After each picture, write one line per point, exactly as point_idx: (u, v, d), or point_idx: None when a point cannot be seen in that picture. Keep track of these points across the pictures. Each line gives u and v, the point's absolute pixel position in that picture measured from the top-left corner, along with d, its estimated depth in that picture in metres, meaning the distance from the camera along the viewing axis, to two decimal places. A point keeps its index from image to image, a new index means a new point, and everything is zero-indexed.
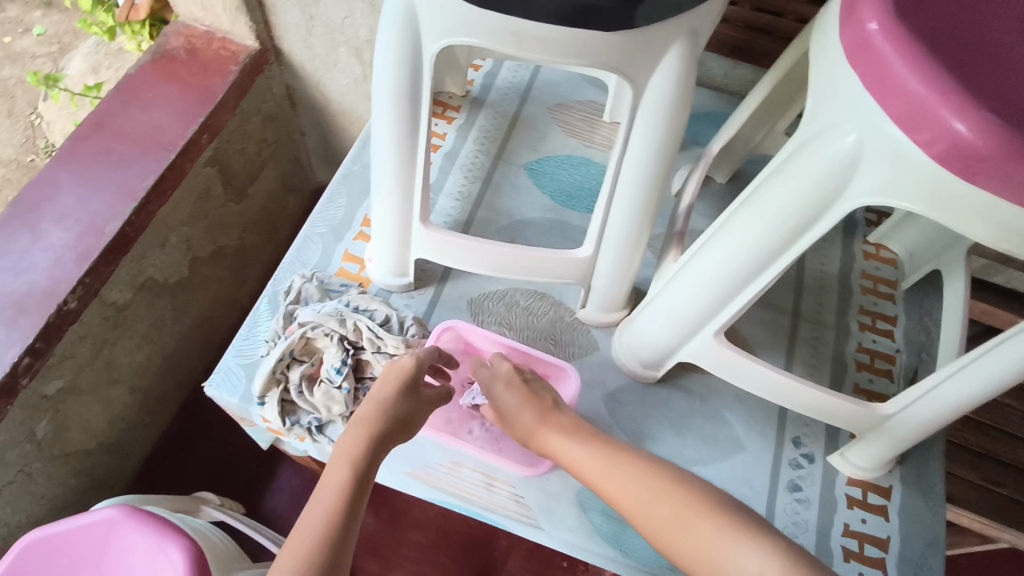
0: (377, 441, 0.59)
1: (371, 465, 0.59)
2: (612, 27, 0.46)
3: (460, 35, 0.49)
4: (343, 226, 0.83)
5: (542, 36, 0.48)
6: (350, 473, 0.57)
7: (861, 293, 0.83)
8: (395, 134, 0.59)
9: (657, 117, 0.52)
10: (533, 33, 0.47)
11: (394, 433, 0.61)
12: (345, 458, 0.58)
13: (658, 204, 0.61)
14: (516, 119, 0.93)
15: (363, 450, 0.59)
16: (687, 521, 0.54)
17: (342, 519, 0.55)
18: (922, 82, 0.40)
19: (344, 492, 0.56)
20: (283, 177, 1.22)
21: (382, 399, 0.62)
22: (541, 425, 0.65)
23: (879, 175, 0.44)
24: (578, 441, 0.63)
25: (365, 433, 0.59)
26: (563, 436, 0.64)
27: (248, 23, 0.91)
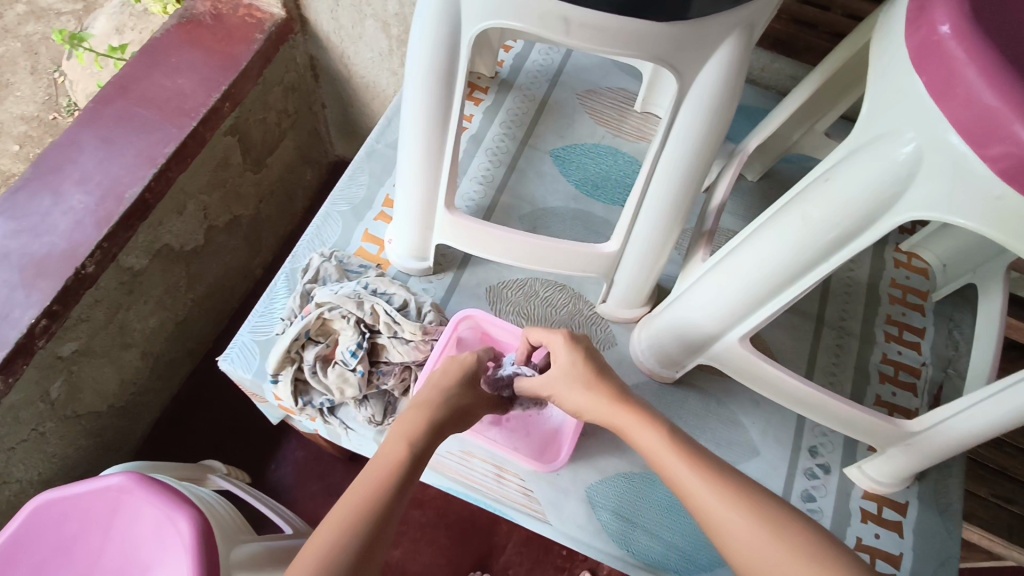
0: (437, 424, 0.56)
1: (429, 446, 0.54)
2: (662, 17, 0.44)
3: (502, 17, 0.47)
4: (364, 205, 0.81)
5: (588, 22, 0.45)
6: (408, 448, 0.53)
7: (889, 302, 0.81)
8: (426, 116, 0.57)
9: (701, 112, 0.50)
10: (581, 18, 0.45)
11: (451, 422, 0.58)
12: (404, 436, 0.54)
13: (692, 202, 0.60)
14: (544, 103, 0.90)
15: (421, 430, 0.55)
16: (782, 555, 0.45)
17: (391, 493, 0.50)
18: (995, 92, 0.38)
19: (400, 466, 0.51)
20: (301, 149, 1.21)
21: (442, 388, 0.60)
22: (611, 409, 0.57)
23: (935, 189, 0.42)
24: (654, 426, 0.54)
25: (424, 415, 0.56)
26: (635, 423, 0.55)
27: None
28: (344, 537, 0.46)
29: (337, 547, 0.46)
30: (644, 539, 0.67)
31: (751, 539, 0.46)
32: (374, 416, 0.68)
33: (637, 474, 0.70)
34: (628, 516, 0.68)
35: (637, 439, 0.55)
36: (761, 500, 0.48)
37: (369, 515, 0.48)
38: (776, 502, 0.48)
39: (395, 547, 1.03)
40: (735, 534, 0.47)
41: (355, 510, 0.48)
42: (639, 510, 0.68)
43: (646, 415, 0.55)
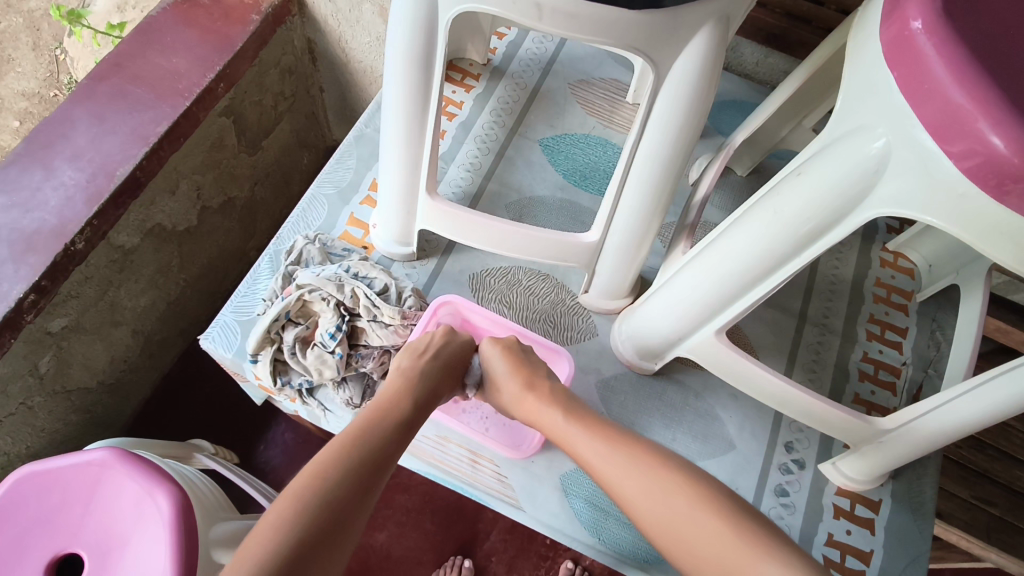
0: (418, 388, 0.60)
1: (395, 403, 0.58)
2: (638, 5, 0.44)
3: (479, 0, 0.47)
4: (350, 189, 0.82)
5: (564, 10, 0.45)
6: (375, 416, 0.56)
7: (873, 301, 0.81)
8: (406, 101, 0.57)
9: (678, 103, 0.50)
10: (554, 5, 0.45)
11: (436, 382, 0.63)
12: (403, 392, 0.60)
13: (673, 192, 0.59)
14: (536, 92, 0.90)
15: (419, 389, 0.60)
16: (705, 528, 0.48)
17: (391, 434, 0.55)
18: (962, 89, 0.38)
19: (370, 430, 0.54)
20: (298, 132, 1.21)
21: (433, 359, 0.64)
22: (525, 397, 0.62)
23: (904, 186, 0.42)
24: (569, 418, 0.59)
25: (420, 374, 0.62)
26: (574, 428, 0.58)
27: None
28: (318, 487, 0.48)
29: (305, 504, 0.47)
30: (615, 527, 0.68)
31: (648, 492, 0.52)
32: (352, 398, 0.69)
33: None
34: (603, 506, 0.68)
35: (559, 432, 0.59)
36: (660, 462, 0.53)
37: (332, 483, 0.49)
38: (685, 466, 0.53)
39: (380, 531, 1.03)
40: (683, 532, 0.49)
41: (319, 473, 0.49)
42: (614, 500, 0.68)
43: (560, 402, 0.61)
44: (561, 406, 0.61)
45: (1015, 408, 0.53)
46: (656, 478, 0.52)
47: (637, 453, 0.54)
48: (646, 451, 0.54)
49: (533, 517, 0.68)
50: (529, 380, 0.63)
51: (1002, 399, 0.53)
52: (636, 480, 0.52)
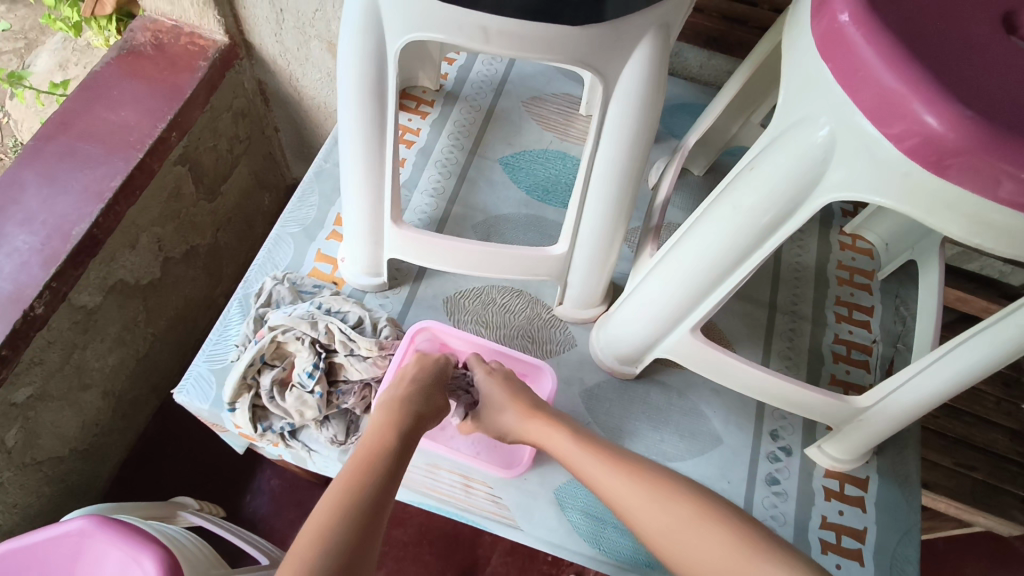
0: (395, 420, 0.60)
1: (397, 438, 0.58)
2: (580, 20, 0.44)
3: (424, 29, 0.47)
4: (315, 226, 0.81)
5: (510, 32, 0.46)
6: (375, 451, 0.56)
7: (837, 284, 0.83)
8: (364, 132, 0.57)
9: (629, 110, 0.51)
10: (500, 27, 0.45)
11: (418, 411, 0.62)
12: (386, 425, 0.59)
13: (634, 197, 0.61)
14: (491, 113, 0.91)
15: (401, 420, 0.60)
16: (713, 538, 0.53)
17: (382, 476, 0.55)
18: (893, 73, 0.39)
19: (376, 467, 0.55)
20: (257, 174, 1.20)
21: (410, 389, 0.63)
22: (530, 422, 0.64)
23: (852, 169, 0.44)
24: (566, 436, 0.62)
25: (400, 403, 0.61)
26: (575, 446, 0.61)
27: (216, 18, 0.89)
28: (319, 549, 0.48)
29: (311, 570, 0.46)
30: (615, 534, 0.67)
31: (654, 506, 0.55)
32: (337, 436, 0.67)
33: None
34: (600, 516, 0.68)
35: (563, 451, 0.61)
36: (663, 477, 0.57)
37: (332, 542, 0.48)
38: (683, 479, 0.57)
39: (379, 568, 1.01)
40: (692, 542, 0.53)
41: (318, 533, 0.49)
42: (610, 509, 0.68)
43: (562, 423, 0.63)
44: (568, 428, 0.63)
45: (978, 375, 0.55)
46: (658, 494, 0.56)
47: (639, 468, 0.58)
48: (644, 469, 0.58)
49: (532, 535, 0.67)
50: (533, 406, 0.65)
51: (977, 362, 0.54)
52: (643, 497, 0.56)
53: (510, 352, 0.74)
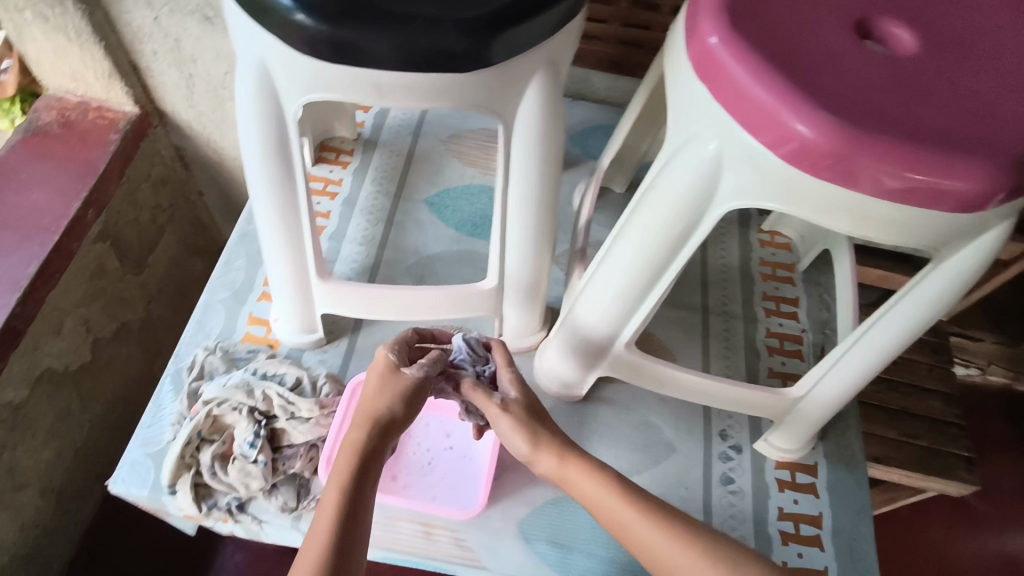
0: (352, 467, 0.49)
1: (368, 481, 0.50)
2: (471, 66, 0.44)
3: (319, 91, 0.47)
4: (244, 289, 0.79)
5: (402, 84, 0.45)
6: (342, 493, 0.48)
7: (762, 280, 0.87)
8: (276, 194, 0.57)
9: (532, 145, 0.52)
10: (392, 82, 0.45)
11: (383, 444, 0.52)
12: (335, 481, 0.49)
13: (553, 224, 0.62)
14: (411, 155, 0.92)
15: (352, 469, 0.49)
16: None
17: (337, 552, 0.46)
18: (763, 88, 0.42)
19: (342, 517, 0.47)
20: (185, 241, 1.16)
21: (374, 413, 0.52)
22: (551, 465, 0.54)
23: (743, 178, 0.46)
24: (607, 485, 0.52)
25: (358, 443, 0.51)
26: (615, 496, 0.52)
27: (124, 89, 0.88)
28: None
29: None
30: (583, 560, 0.67)
31: None
32: (288, 502, 0.65)
33: (564, 499, 0.70)
34: (564, 543, 0.68)
35: (587, 494, 0.53)
36: (719, 546, 0.49)
37: None
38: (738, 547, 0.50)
39: None
40: None
41: None
42: (573, 534, 0.68)
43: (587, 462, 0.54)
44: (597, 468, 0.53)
45: (894, 351, 0.58)
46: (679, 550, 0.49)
47: (693, 535, 0.50)
48: (678, 523, 0.50)
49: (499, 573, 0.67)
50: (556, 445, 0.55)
51: (940, 292, 0.52)
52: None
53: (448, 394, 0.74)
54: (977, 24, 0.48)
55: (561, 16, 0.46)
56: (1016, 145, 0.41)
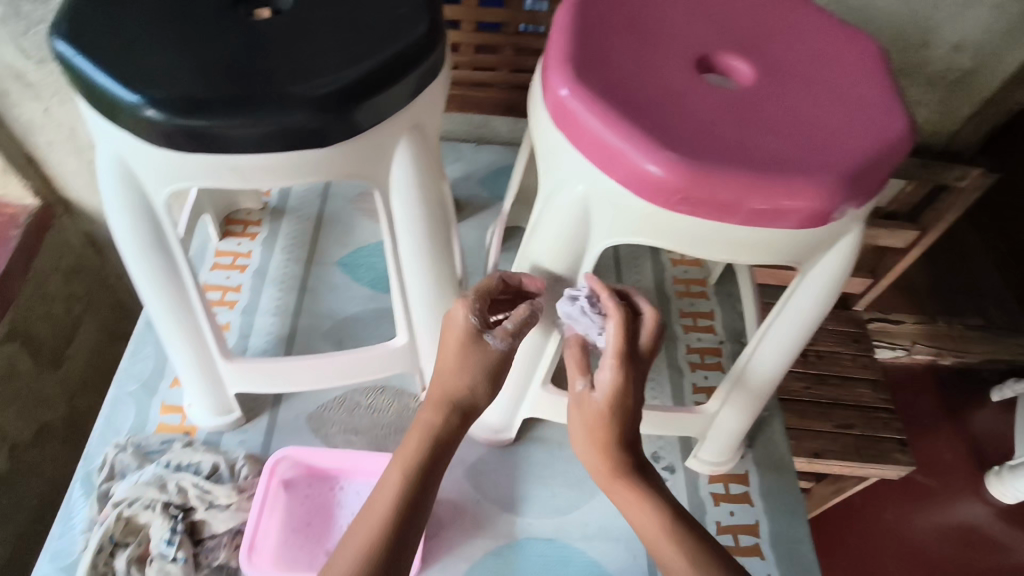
0: (432, 442, 0.56)
1: (434, 464, 0.56)
2: (327, 141, 0.44)
3: (180, 180, 0.46)
4: (156, 377, 0.77)
5: (262, 166, 0.45)
6: (404, 481, 0.54)
7: (677, 298, 0.90)
8: (162, 282, 0.55)
9: (412, 205, 0.53)
10: (250, 163, 0.44)
11: (455, 426, 0.57)
12: (401, 461, 0.55)
13: (453, 276, 0.62)
14: (321, 218, 0.92)
15: (419, 453, 0.56)
16: None
17: (398, 513, 0.52)
18: (614, 133, 0.44)
19: (400, 497, 0.53)
20: (109, 328, 1.10)
21: (454, 392, 0.57)
22: (599, 471, 0.58)
23: (610, 218, 0.48)
24: (633, 490, 0.57)
25: (432, 425, 0.56)
26: (636, 497, 0.57)
27: (21, 182, 0.88)
28: None
29: None
30: None
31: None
32: None
33: (504, 547, 0.69)
34: None
35: (636, 515, 0.56)
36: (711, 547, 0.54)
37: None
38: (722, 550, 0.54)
39: None
40: None
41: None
42: None
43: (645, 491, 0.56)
44: (652, 498, 0.56)
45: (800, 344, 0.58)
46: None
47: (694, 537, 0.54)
48: (683, 526, 0.55)
49: None
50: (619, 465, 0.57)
51: (827, 283, 0.52)
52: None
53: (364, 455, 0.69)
54: (805, 48, 0.51)
55: (417, 81, 0.47)
56: (846, 159, 0.44)
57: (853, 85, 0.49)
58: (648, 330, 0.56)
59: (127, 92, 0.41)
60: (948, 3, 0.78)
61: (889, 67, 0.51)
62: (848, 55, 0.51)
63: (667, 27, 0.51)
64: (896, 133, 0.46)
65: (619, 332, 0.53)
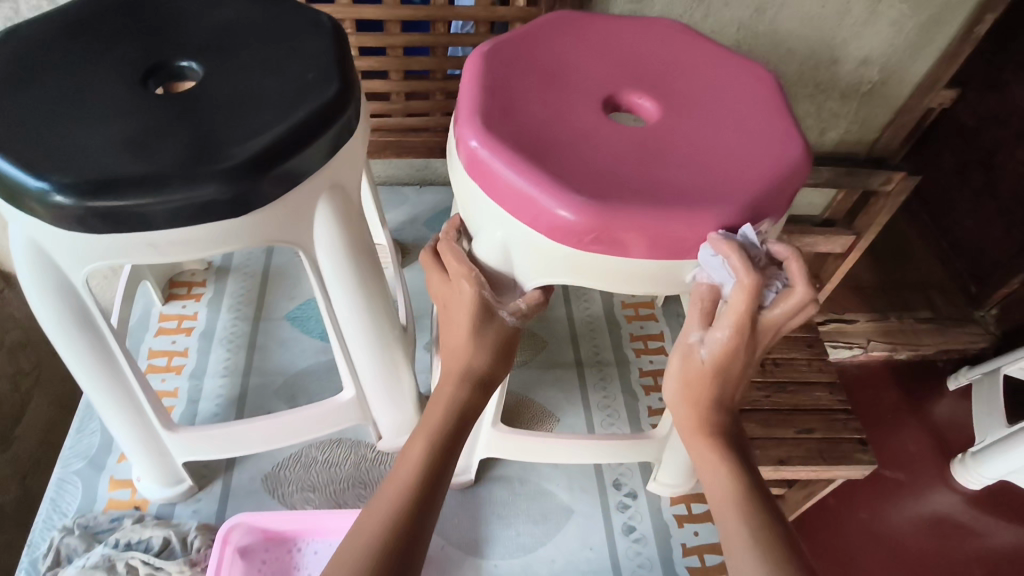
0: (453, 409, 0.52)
1: (457, 439, 0.52)
2: (240, 211, 0.45)
3: (97, 260, 0.46)
4: (102, 453, 0.75)
5: (177, 241, 0.45)
6: (426, 452, 0.50)
7: (627, 322, 0.91)
8: (91, 360, 0.55)
9: (340, 263, 0.53)
10: (165, 238, 0.44)
11: (479, 396, 0.54)
12: (428, 427, 0.51)
13: (393, 326, 0.62)
14: (267, 273, 0.92)
15: (442, 423, 0.52)
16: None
17: (427, 475, 0.48)
18: (525, 182, 0.45)
19: (421, 466, 0.49)
20: (61, 400, 1.11)
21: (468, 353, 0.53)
22: (692, 435, 0.52)
23: (532, 261, 0.49)
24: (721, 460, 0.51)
25: (461, 385, 0.53)
26: (717, 464, 0.51)
27: None
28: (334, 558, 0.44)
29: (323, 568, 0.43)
30: None
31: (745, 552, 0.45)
32: None
33: None
34: None
35: (706, 475, 0.51)
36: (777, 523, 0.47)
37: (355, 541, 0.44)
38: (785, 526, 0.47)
39: None
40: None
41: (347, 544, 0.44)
42: None
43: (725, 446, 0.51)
44: (728, 457, 0.50)
45: None
46: (737, 537, 0.46)
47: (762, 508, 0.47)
48: (751, 497, 0.48)
49: None
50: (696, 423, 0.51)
51: None
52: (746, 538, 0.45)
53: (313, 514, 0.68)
54: (704, 82, 0.54)
55: (330, 143, 0.48)
56: (748, 187, 0.46)
57: (751, 114, 0.52)
58: (791, 302, 0.44)
59: (34, 178, 0.41)
60: (850, 23, 0.83)
61: (784, 94, 0.54)
62: (746, 85, 0.54)
63: (572, 71, 0.53)
64: (793, 158, 0.49)
65: (747, 292, 0.43)
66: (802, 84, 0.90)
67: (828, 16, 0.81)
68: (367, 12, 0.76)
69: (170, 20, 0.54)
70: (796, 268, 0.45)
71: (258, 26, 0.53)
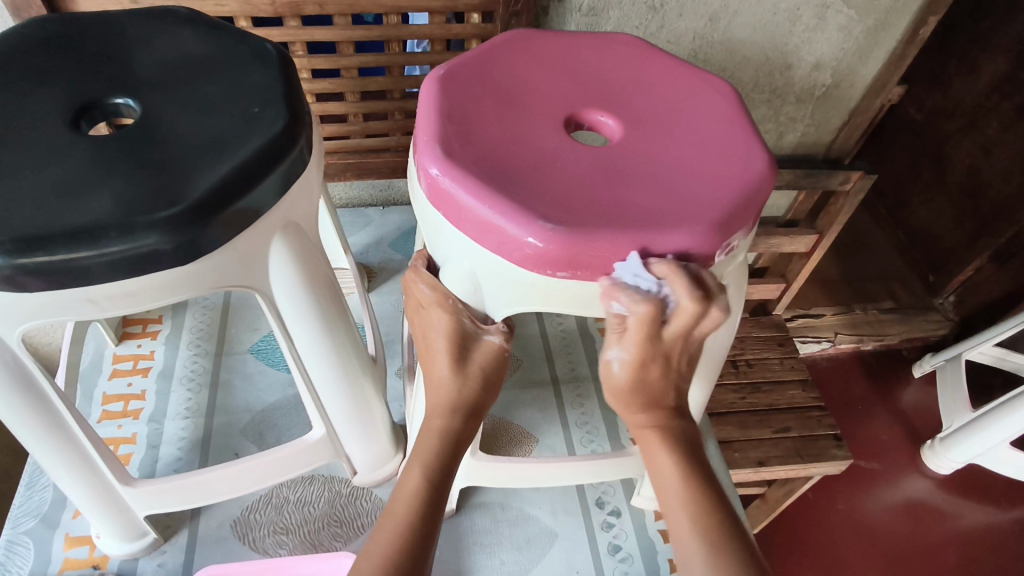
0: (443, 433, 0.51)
1: (450, 467, 0.50)
2: (187, 259, 0.42)
3: (31, 319, 0.43)
4: (56, 509, 0.71)
5: (119, 292, 0.42)
6: (421, 479, 0.48)
7: (601, 335, 0.91)
8: (31, 420, 0.51)
9: (299, 301, 0.51)
10: (106, 291, 0.41)
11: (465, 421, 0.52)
12: (420, 457, 0.50)
13: (361, 361, 0.60)
14: (227, 306, 0.89)
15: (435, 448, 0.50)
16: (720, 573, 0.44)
17: (426, 506, 0.47)
18: (490, 210, 0.43)
19: (418, 498, 0.47)
20: (12, 446, 1.07)
21: (451, 380, 0.51)
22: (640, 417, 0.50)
23: (502, 292, 0.48)
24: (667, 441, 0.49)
25: (450, 406, 0.52)
26: (670, 447, 0.49)
27: None
28: None
29: None
30: None
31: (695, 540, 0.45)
32: None
33: None
34: None
35: (647, 448, 0.50)
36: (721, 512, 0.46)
37: None
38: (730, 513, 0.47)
39: None
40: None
41: None
42: None
43: (673, 435, 0.49)
44: (675, 444, 0.49)
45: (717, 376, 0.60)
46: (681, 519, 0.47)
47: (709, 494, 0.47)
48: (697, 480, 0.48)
49: None
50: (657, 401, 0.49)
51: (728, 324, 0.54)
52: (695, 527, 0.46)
53: (288, 561, 0.66)
54: (665, 99, 0.53)
55: (281, 179, 0.45)
56: (714, 205, 0.45)
57: (713, 129, 0.51)
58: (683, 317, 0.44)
59: None
60: (801, 29, 0.83)
61: (745, 106, 0.53)
62: (707, 98, 0.53)
63: (533, 93, 0.52)
64: (757, 173, 0.48)
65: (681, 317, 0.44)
66: (758, 90, 0.91)
67: (780, 23, 0.82)
68: (318, 35, 0.73)
69: (103, 56, 0.51)
70: (681, 285, 0.42)
71: (198, 58, 0.50)
